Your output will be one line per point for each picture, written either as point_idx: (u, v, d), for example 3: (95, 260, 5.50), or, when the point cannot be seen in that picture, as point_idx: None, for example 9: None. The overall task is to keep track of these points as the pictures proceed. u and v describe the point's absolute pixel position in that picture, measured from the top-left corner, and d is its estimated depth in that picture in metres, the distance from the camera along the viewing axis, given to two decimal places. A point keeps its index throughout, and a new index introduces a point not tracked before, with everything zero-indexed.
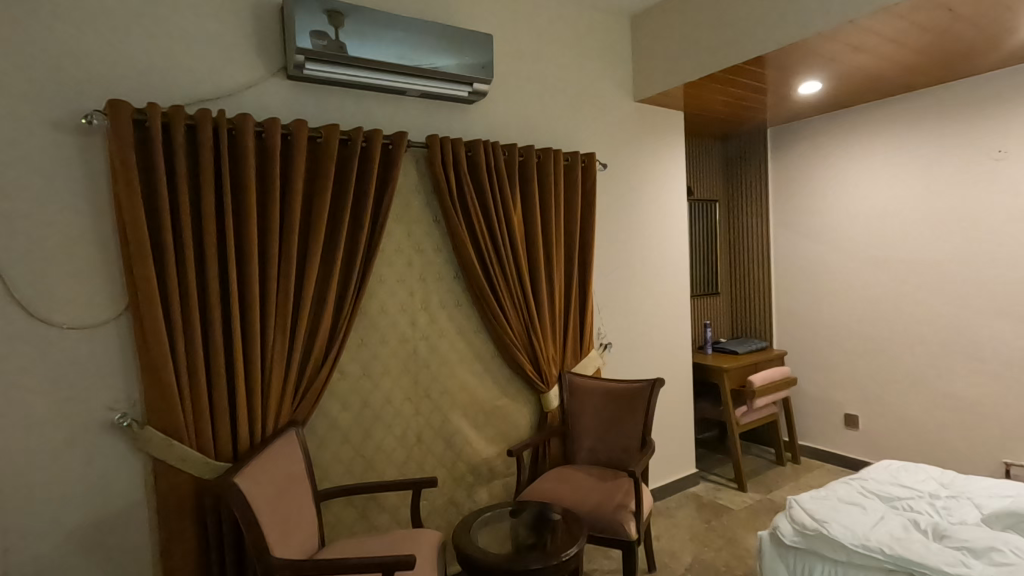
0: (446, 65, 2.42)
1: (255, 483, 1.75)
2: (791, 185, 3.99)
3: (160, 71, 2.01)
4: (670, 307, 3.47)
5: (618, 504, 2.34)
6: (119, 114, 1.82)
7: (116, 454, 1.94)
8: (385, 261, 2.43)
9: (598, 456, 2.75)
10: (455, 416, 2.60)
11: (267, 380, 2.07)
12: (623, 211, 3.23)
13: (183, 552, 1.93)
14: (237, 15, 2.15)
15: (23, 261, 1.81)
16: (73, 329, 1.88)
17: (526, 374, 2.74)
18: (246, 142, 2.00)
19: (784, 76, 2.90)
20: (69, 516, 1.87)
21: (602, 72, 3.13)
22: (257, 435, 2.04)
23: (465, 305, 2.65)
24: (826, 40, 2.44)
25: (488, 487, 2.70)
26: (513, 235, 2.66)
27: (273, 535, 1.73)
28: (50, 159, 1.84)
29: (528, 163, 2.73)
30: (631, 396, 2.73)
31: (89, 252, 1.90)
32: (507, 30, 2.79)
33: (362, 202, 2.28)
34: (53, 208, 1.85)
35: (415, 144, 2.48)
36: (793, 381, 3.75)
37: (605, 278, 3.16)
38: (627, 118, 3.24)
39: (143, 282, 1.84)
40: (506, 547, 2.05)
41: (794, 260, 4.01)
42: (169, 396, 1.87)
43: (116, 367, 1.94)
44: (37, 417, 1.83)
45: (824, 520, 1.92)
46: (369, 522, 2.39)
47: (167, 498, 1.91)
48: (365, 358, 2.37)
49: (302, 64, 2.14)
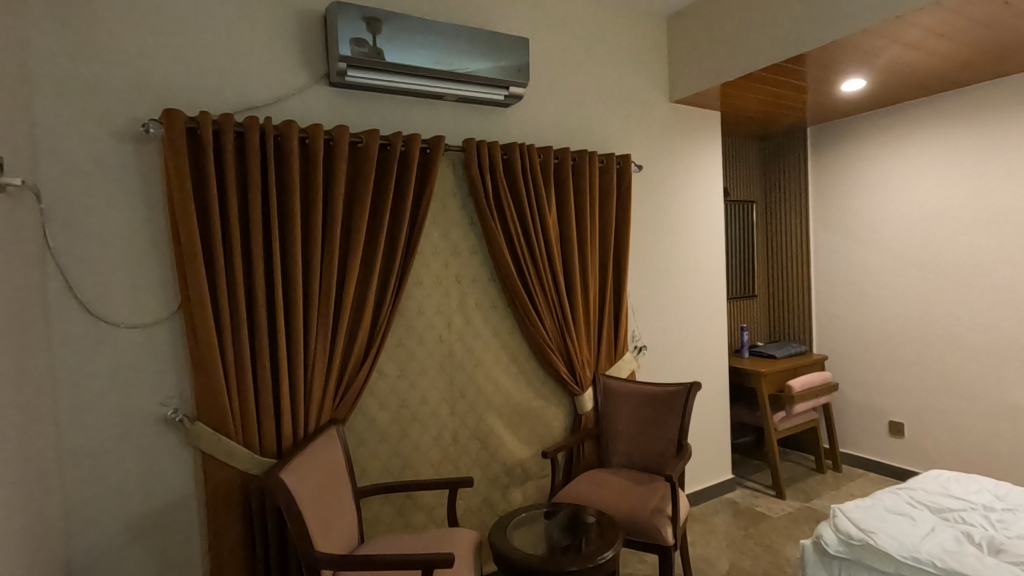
0: (481, 69, 2.44)
1: (299, 479, 1.80)
2: (831, 185, 3.89)
3: (210, 81, 2.09)
4: (707, 310, 3.42)
5: (654, 509, 2.32)
6: (174, 122, 1.89)
7: (167, 447, 2.02)
8: (422, 263, 2.47)
9: (633, 460, 2.73)
10: (490, 417, 2.62)
11: (309, 379, 2.13)
12: (659, 213, 3.20)
13: (231, 544, 2.00)
14: (282, 24, 2.22)
15: (86, 263, 1.91)
16: (129, 328, 1.97)
17: (561, 375, 2.75)
18: (291, 147, 2.06)
19: (826, 74, 2.83)
20: (127, 507, 1.97)
21: (637, 74, 3.11)
22: (300, 431, 2.10)
23: (500, 307, 2.67)
24: (872, 37, 2.37)
25: (523, 488, 2.72)
26: (548, 236, 2.67)
27: (316, 530, 1.77)
28: (110, 166, 1.94)
29: (563, 166, 2.73)
30: (668, 399, 2.70)
31: (145, 255, 1.99)
32: (543, 33, 2.81)
33: (400, 205, 2.32)
34: (113, 213, 1.94)
35: (452, 147, 2.51)
36: (835, 386, 3.64)
37: (640, 279, 3.13)
38: (662, 119, 3.21)
39: (194, 283, 1.92)
40: (541, 547, 2.06)
41: (834, 263, 3.90)
42: (218, 392, 1.95)
43: (169, 364, 2.03)
44: (98, 411, 1.92)
45: (870, 530, 1.86)
46: (406, 520, 2.43)
47: (216, 491, 1.99)
48: (403, 358, 2.42)
49: (344, 71, 2.20)
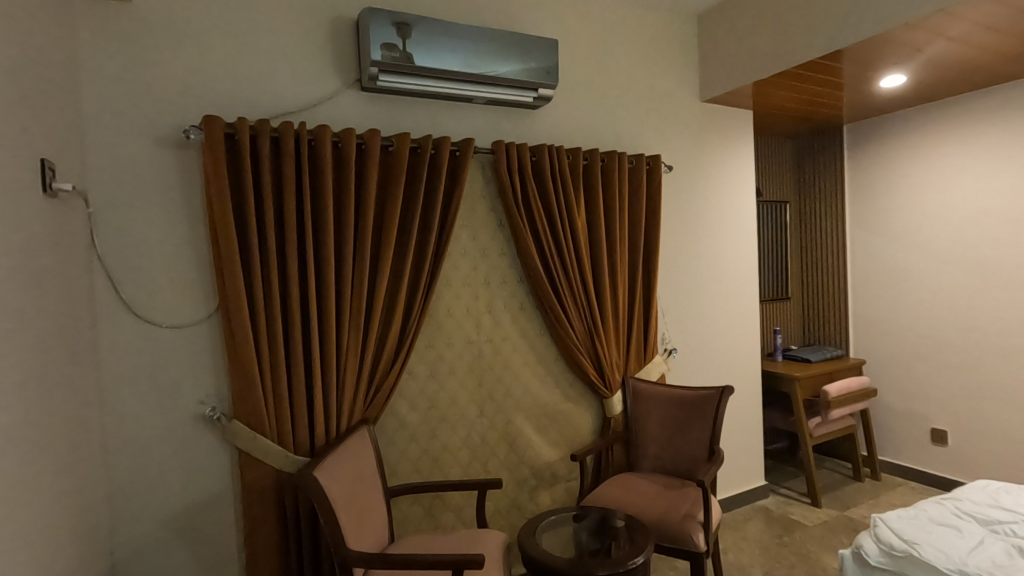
0: (510, 71, 2.45)
1: (332, 478, 1.83)
2: (869, 184, 3.77)
3: (247, 87, 2.14)
4: (740, 313, 3.35)
5: (685, 515, 2.28)
6: (213, 128, 1.95)
7: (205, 445, 2.08)
8: (451, 265, 2.48)
9: (664, 465, 2.69)
10: (518, 419, 2.62)
11: (341, 379, 2.16)
12: (689, 214, 3.15)
13: (265, 541, 2.05)
14: (315, 30, 2.26)
15: (130, 266, 1.98)
16: (170, 327, 2.03)
17: (589, 378, 2.73)
18: (324, 151, 2.10)
19: (864, 70, 2.75)
20: (167, 503, 2.03)
21: (667, 73, 3.07)
22: (332, 430, 2.13)
23: (528, 309, 2.67)
24: (913, 31, 2.29)
25: (551, 491, 2.70)
26: (577, 238, 2.65)
27: (348, 529, 1.80)
28: (152, 172, 2.01)
29: (592, 167, 2.72)
30: (699, 403, 2.65)
31: (184, 257, 2.05)
32: (571, 34, 2.80)
33: (430, 207, 2.34)
34: (155, 217, 2.01)
35: (481, 150, 2.52)
36: (873, 392, 3.53)
37: (670, 281, 3.09)
38: (693, 119, 3.16)
39: (232, 284, 1.97)
40: (570, 550, 2.04)
41: (872, 264, 3.79)
42: (254, 391, 2.00)
43: (207, 364, 2.09)
44: (140, 409, 1.99)
45: (914, 541, 1.79)
46: (435, 520, 2.44)
47: (251, 488, 2.03)
48: (432, 360, 2.43)
49: (375, 76, 2.23)
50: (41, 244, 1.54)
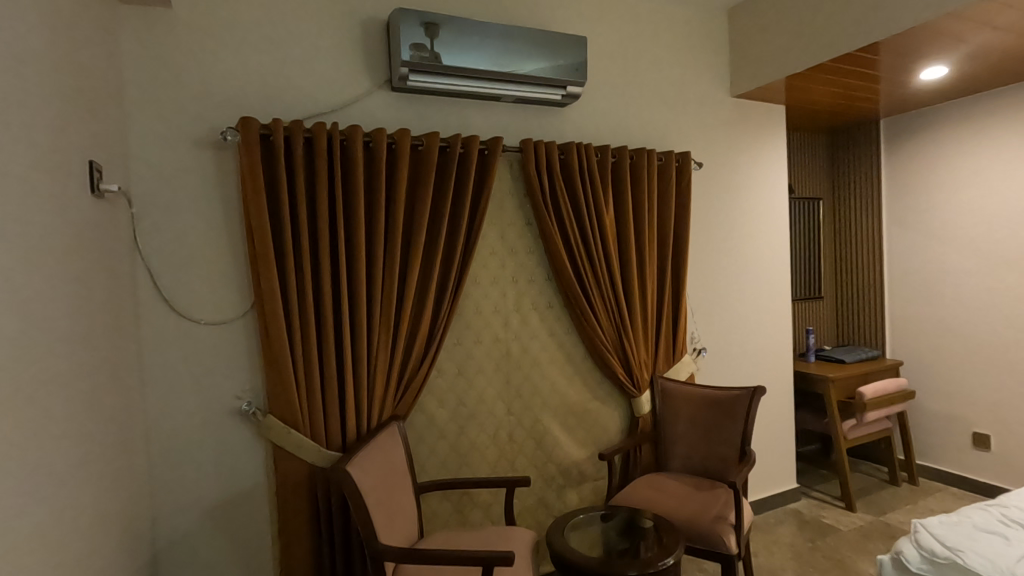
0: (538, 69, 2.44)
1: (364, 473, 1.86)
2: (908, 180, 3.66)
3: (281, 89, 2.19)
4: (771, 312, 3.29)
5: (715, 516, 2.25)
6: (249, 130, 2.00)
7: (240, 438, 2.13)
8: (479, 263, 2.49)
9: (693, 465, 2.66)
10: (546, 417, 2.62)
11: (372, 375, 2.19)
12: (719, 212, 3.10)
13: (298, 533, 2.09)
14: (346, 32, 2.29)
15: (170, 264, 2.04)
16: (207, 324, 2.09)
17: (617, 377, 2.71)
18: (356, 151, 2.13)
19: (904, 63, 2.67)
20: (205, 495, 2.09)
21: (697, 69, 3.03)
22: (363, 426, 2.16)
23: (556, 307, 2.66)
24: (958, 20, 2.21)
25: (579, 490, 2.69)
26: (605, 236, 2.64)
27: (379, 523, 1.83)
28: (190, 172, 2.06)
29: (621, 164, 2.69)
30: (730, 404, 2.61)
31: (221, 255, 2.10)
32: (599, 32, 2.78)
33: (459, 205, 2.36)
34: (193, 216, 2.07)
35: (510, 148, 2.53)
36: (911, 395, 3.42)
37: (699, 280, 3.05)
38: (724, 114, 3.11)
39: (267, 282, 2.02)
40: (598, 549, 2.04)
41: (910, 263, 3.68)
42: (288, 385, 2.04)
43: (242, 360, 2.14)
44: (181, 404, 2.06)
45: (958, 548, 1.74)
46: (463, 517, 2.46)
47: (286, 481, 2.08)
48: (461, 357, 2.45)
49: (405, 76, 2.25)
50: (89, 243, 1.60)
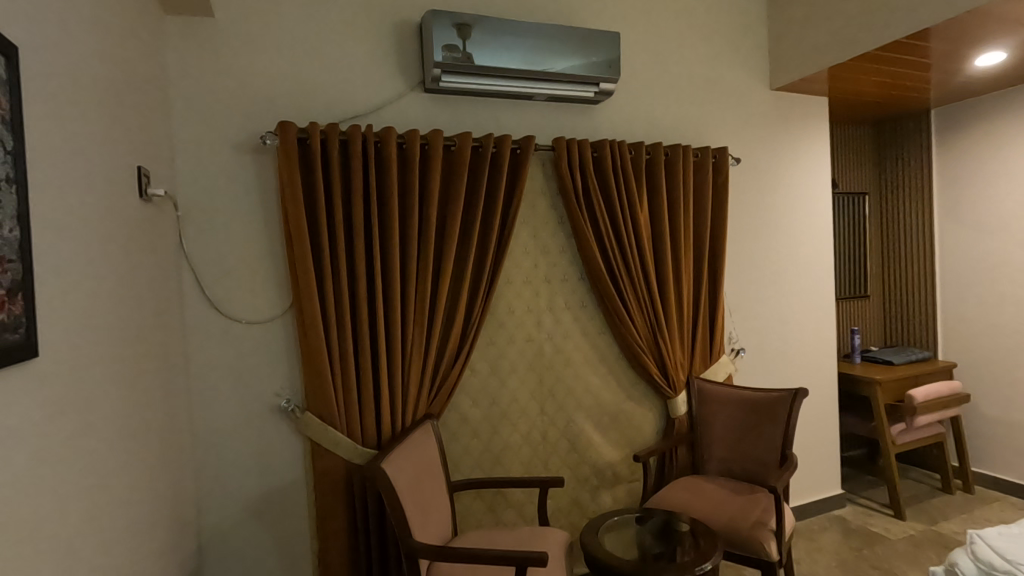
0: (569, 66, 2.41)
1: (398, 470, 1.88)
2: (961, 173, 3.48)
3: (317, 93, 2.23)
4: (814, 311, 3.18)
5: (755, 522, 2.19)
6: (287, 134, 2.05)
7: (280, 435, 2.19)
8: (512, 262, 2.49)
9: (731, 469, 2.59)
10: (580, 417, 2.60)
11: (406, 374, 2.21)
12: (757, 208, 3.01)
13: (335, 528, 2.13)
14: (380, 35, 2.32)
15: (214, 265, 2.11)
16: (248, 323, 2.15)
17: (652, 378, 2.67)
18: (390, 152, 2.15)
19: (957, 49, 2.54)
20: (247, 489, 2.16)
21: (734, 61, 2.95)
22: (397, 424, 2.19)
23: (590, 306, 2.63)
24: (1016, 3, 2.09)
25: (613, 491, 2.66)
26: (639, 234, 2.60)
27: (414, 520, 1.85)
28: (232, 176, 2.13)
29: (655, 161, 2.64)
30: (770, 406, 2.53)
31: (261, 256, 2.16)
32: (633, 27, 2.73)
33: (492, 205, 2.36)
34: (234, 219, 2.13)
35: (542, 147, 2.51)
36: (965, 398, 3.25)
37: (737, 279, 2.97)
38: (762, 108, 3.02)
39: (304, 282, 2.06)
40: (633, 552, 2.00)
41: (963, 260, 3.50)
42: (325, 383, 2.09)
43: (282, 358, 2.19)
44: (224, 400, 2.13)
45: (1020, 561, 1.64)
46: (497, 516, 2.46)
47: (323, 477, 2.12)
48: (493, 357, 2.45)
49: (438, 77, 2.27)
50: (137, 245, 1.67)
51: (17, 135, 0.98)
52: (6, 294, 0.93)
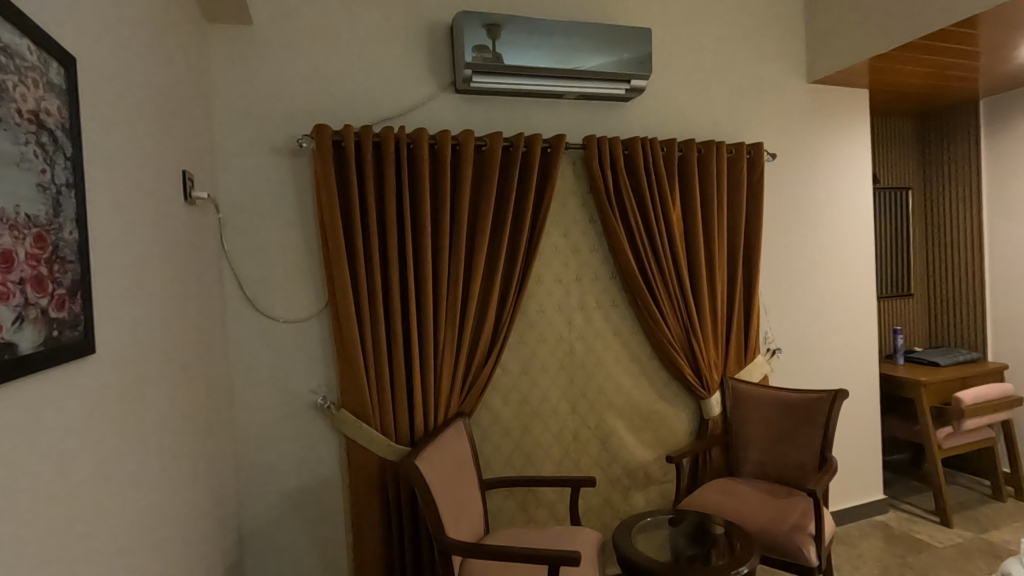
0: (600, 64, 2.40)
1: (432, 467, 1.90)
2: (1013, 166, 3.32)
3: (351, 96, 2.27)
4: (854, 310, 3.08)
5: (794, 525, 2.14)
6: (323, 137, 2.09)
7: (316, 431, 2.24)
8: (543, 261, 2.49)
9: (768, 472, 2.54)
10: (611, 417, 2.58)
11: (439, 373, 2.23)
12: (794, 204, 2.94)
13: (370, 524, 2.17)
14: (412, 37, 2.35)
15: (253, 265, 2.17)
16: (287, 322, 2.21)
17: (685, 378, 2.63)
18: (422, 153, 2.18)
19: (1008, 36, 2.42)
20: (285, 483, 2.21)
21: (769, 54, 2.88)
22: (429, 422, 2.21)
23: (622, 306, 2.61)
24: None
25: (645, 492, 2.63)
26: (672, 232, 2.56)
27: (447, 517, 1.87)
28: (270, 179, 2.19)
29: (688, 158, 2.60)
30: (809, 407, 2.47)
31: (298, 256, 2.22)
32: (665, 22, 2.70)
33: (523, 204, 2.36)
34: (273, 220, 2.19)
35: (573, 146, 2.50)
36: (1018, 402, 3.10)
37: (773, 278, 2.91)
38: (799, 102, 2.94)
39: (339, 282, 2.10)
40: (667, 553, 1.98)
41: (1016, 256, 3.34)
42: (360, 381, 2.13)
43: (318, 356, 2.24)
44: (264, 396, 2.19)
45: None
46: (528, 515, 2.47)
47: (358, 473, 2.16)
48: (525, 356, 2.46)
49: (469, 78, 2.28)
50: (183, 246, 1.73)
51: (75, 141, 1.03)
52: (67, 293, 0.98)
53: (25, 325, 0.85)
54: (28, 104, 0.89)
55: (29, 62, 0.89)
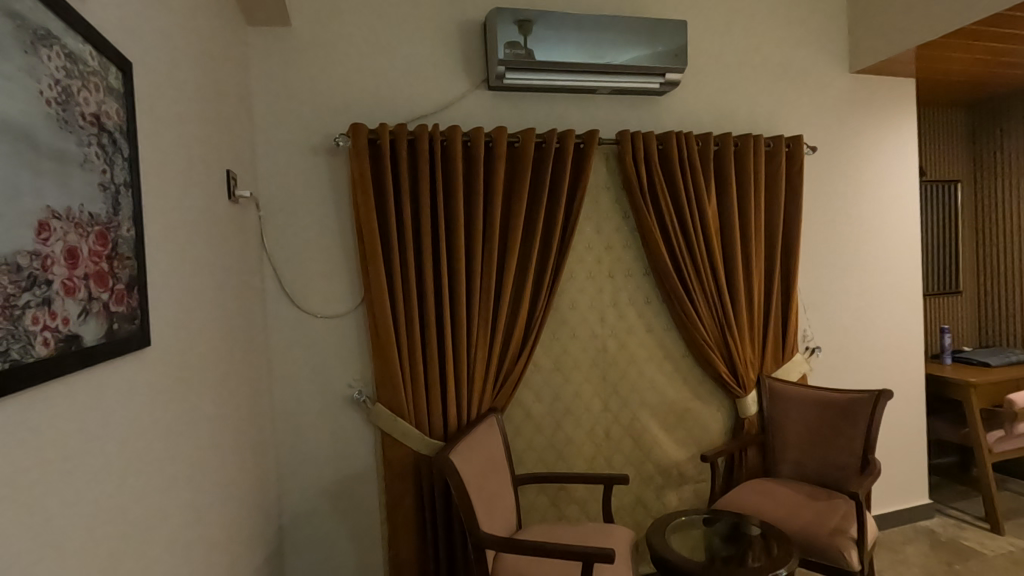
0: (634, 58, 2.37)
1: (464, 462, 1.92)
2: None
3: (386, 95, 2.30)
4: (898, 307, 2.98)
5: (834, 529, 2.09)
6: (359, 136, 2.13)
7: (352, 424, 2.28)
8: (575, 257, 2.48)
9: (806, 473, 2.48)
10: (644, 415, 2.56)
11: (472, 368, 2.25)
12: (835, 199, 2.86)
13: (404, 516, 2.20)
14: (445, 34, 2.36)
15: (291, 262, 2.23)
16: (324, 317, 2.26)
17: (721, 376, 2.59)
18: (456, 151, 2.20)
19: None
20: (322, 474, 2.27)
21: (808, 43, 2.79)
22: (463, 416, 2.23)
23: (655, 302, 2.58)
24: None
25: (679, 491, 2.60)
26: (707, 228, 2.52)
27: (480, 512, 1.88)
28: (308, 177, 2.24)
29: (724, 152, 2.55)
30: (850, 408, 2.40)
31: (334, 253, 2.26)
32: (700, 13, 2.65)
33: (555, 199, 2.36)
34: (311, 217, 2.24)
35: (606, 141, 2.48)
36: None
37: (813, 275, 2.83)
38: (840, 93, 2.85)
39: (375, 279, 2.14)
40: (701, 553, 1.96)
41: None
42: (395, 376, 2.16)
43: (354, 350, 2.29)
44: (303, 389, 2.25)
45: None
46: (560, 511, 2.47)
47: (392, 466, 2.20)
48: (557, 352, 2.46)
49: (502, 74, 2.29)
50: (226, 244, 1.79)
51: (132, 142, 1.08)
52: (125, 288, 1.02)
53: (89, 318, 0.90)
54: (90, 107, 0.93)
55: (91, 66, 0.93)
